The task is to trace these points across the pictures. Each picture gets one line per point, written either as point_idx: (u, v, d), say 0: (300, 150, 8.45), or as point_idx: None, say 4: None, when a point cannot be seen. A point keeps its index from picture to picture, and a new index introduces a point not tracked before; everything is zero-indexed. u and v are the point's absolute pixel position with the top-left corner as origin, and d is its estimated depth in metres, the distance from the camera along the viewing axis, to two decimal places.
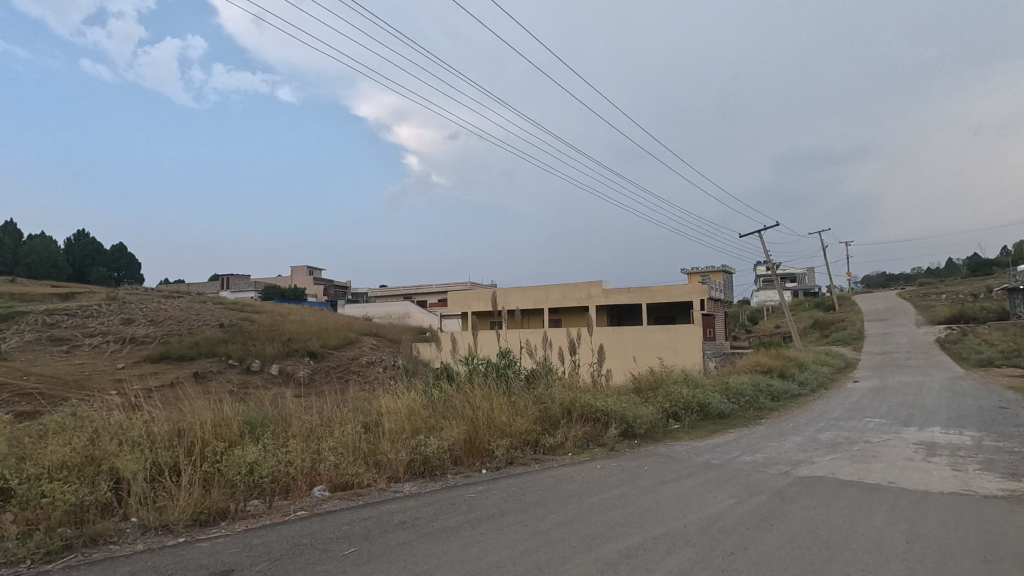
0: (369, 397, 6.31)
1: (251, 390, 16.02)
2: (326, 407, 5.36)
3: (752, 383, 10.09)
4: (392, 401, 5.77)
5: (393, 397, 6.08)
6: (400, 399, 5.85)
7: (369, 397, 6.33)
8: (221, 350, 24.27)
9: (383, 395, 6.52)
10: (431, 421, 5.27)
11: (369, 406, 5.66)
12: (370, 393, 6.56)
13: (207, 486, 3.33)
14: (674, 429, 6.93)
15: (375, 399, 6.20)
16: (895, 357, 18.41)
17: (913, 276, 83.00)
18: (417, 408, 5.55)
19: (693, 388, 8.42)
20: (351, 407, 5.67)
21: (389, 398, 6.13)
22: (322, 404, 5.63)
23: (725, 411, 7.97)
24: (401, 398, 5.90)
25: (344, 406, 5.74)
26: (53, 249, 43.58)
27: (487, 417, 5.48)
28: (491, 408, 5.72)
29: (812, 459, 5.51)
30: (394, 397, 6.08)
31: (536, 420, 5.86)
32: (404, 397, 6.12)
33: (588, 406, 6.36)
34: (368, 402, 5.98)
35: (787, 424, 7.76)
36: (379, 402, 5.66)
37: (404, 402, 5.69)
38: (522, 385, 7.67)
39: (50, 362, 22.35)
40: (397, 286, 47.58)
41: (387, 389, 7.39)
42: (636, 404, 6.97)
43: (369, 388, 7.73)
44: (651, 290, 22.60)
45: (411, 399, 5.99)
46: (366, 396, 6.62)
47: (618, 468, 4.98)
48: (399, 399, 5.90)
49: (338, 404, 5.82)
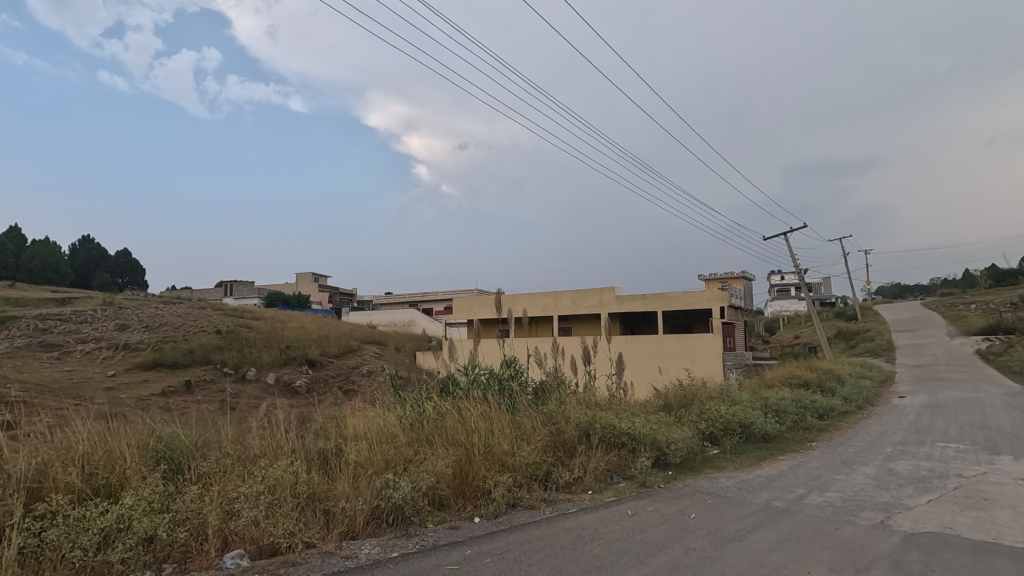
0: (344, 414, 5.17)
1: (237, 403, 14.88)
2: (279, 428, 4.22)
3: (794, 399, 8.78)
4: (367, 420, 4.64)
5: (370, 414, 4.96)
6: (377, 417, 4.73)
7: (344, 413, 5.23)
8: (216, 358, 23.25)
9: (361, 411, 5.40)
10: (413, 450, 4.10)
11: (337, 427, 4.52)
12: (345, 408, 5.43)
13: (35, 568, 2.17)
14: (714, 456, 5.69)
15: (351, 415, 5.08)
16: (936, 370, 16.97)
17: (932, 287, 80.90)
18: (397, 433, 4.39)
19: (730, 405, 7.14)
20: (316, 428, 4.55)
21: (364, 416, 4.99)
22: (280, 422, 4.52)
23: (771, 433, 6.68)
24: (379, 416, 4.78)
25: (309, 426, 4.63)
26: (56, 254, 43.09)
27: (485, 443, 4.31)
28: (491, 431, 4.53)
29: (906, 503, 4.22)
30: (372, 415, 4.94)
31: (546, 447, 4.63)
32: (382, 416, 4.96)
33: (611, 429, 5.13)
34: (339, 420, 4.86)
35: (848, 451, 6.46)
36: (350, 421, 4.54)
37: (384, 422, 4.57)
38: (530, 401, 6.43)
39: (39, 369, 21.41)
40: (403, 294, 46.64)
41: (369, 403, 6.18)
42: (669, 426, 5.71)
43: (349, 403, 6.53)
44: (667, 297, 21.30)
45: (393, 417, 4.86)
46: (343, 413, 5.50)
47: (657, 515, 3.73)
48: (376, 417, 4.77)
49: (301, 424, 4.71)
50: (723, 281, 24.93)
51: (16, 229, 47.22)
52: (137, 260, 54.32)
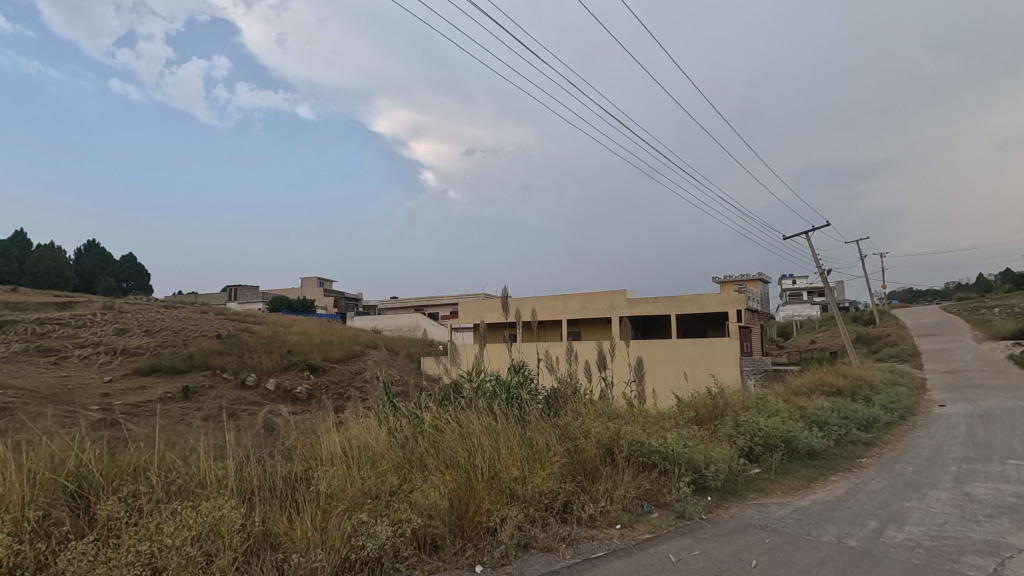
0: (323, 426, 4.46)
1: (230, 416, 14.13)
2: (238, 449, 3.49)
3: (833, 408, 7.94)
4: (350, 439, 3.90)
5: (353, 429, 4.23)
6: (362, 433, 3.99)
7: (326, 425, 4.53)
8: (215, 363, 22.61)
9: (346, 426, 4.68)
10: (403, 479, 3.34)
11: (311, 448, 3.78)
12: (326, 419, 4.70)
13: None
14: (757, 478, 4.86)
15: (332, 428, 4.36)
16: (969, 376, 16.01)
17: (946, 291, 79.36)
18: (382, 455, 3.64)
19: (768, 417, 6.31)
20: (285, 451, 3.81)
21: (347, 431, 4.26)
22: (243, 441, 3.79)
23: (817, 449, 5.84)
24: (364, 432, 4.02)
25: (279, 446, 3.91)
26: (61, 259, 42.83)
27: (490, 468, 3.56)
28: (497, 451, 3.77)
29: (1014, 544, 3.38)
30: (355, 430, 4.20)
31: (564, 471, 3.84)
32: (368, 431, 4.21)
33: (639, 446, 4.34)
34: (317, 435, 4.14)
35: (909, 471, 5.62)
36: (328, 439, 3.79)
37: (366, 441, 3.82)
38: (542, 412, 5.63)
39: (34, 375, 20.84)
40: (409, 299, 46.00)
41: (356, 416, 5.39)
42: (704, 441, 4.92)
43: (336, 416, 5.74)
44: (681, 300, 20.44)
45: (380, 433, 4.12)
46: (325, 426, 4.78)
47: (709, 563, 2.92)
48: (359, 434, 4.01)
49: (268, 445, 3.98)
50: (739, 283, 24.05)
51: (21, 234, 47.06)
52: (142, 265, 54.08)
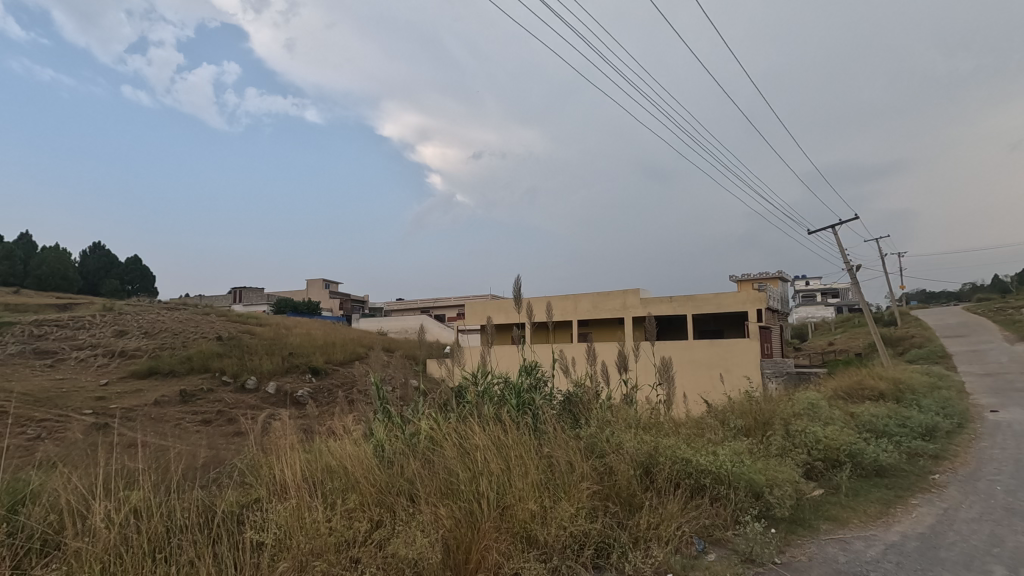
0: (290, 442, 3.74)
1: (222, 428, 13.37)
2: (163, 484, 2.78)
3: (887, 415, 7.01)
4: (316, 462, 3.14)
5: (323, 446, 3.51)
6: (333, 455, 3.23)
7: (294, 440, 3.82)
8: (214, 366, 21.89)
9: (320, 441, 3.97)
10: (381, 523, 2.52)
11: (263, 468, 3.08)
12: (301, 435, 3.94)
13: None
14: (826, 502, 3.97)
15: (300, 446, 3.64)
16: (1012, 379, 14.96)
17: (962, 292, 77.65)
18: (354, 483, 2.86)
19: (822, 426, 5.39)
20: (231, 480, 3.09)
21: (317, 450, 3.50)
22: (177, 473, 3.08)
23: (886, 464, 4.92)
24: (335, 451, 3.29)
25: (235, 473, 3.20)
26: (65, 261, 42.47)
27: (498, 503, 2.74)
28: (505, 477, 2.94)
29: None
30: (326, 449, 3.46)
31: (592, 499, 3.01)
32: (345, 449, 3.42)
33: (685, 465, 3.51)
34: (277, 449, 3.44)
35: (1001, 492, 4.70)
36: (283, 455, 3.07)
37: (334, 467, 3.07)
38: (560, 421, 4.75)
39: (28, 377, 20.19)
40: (415, 302, 45.29)
41: (338, 431, 4.53)
42: (759, 455, 4.05)
43: (314, 431, 4.86)
44: (698, 299, 19.48)
45: (358, 449, 3.38)
46: (294, 440, 4.08)
47: None
48: (327, 455, 3.27)
49: (215, 474, 3.29)
50: (757, 283, 23.06)
51: (25, 236, 46.76)
52: (146, 267, 53.69)
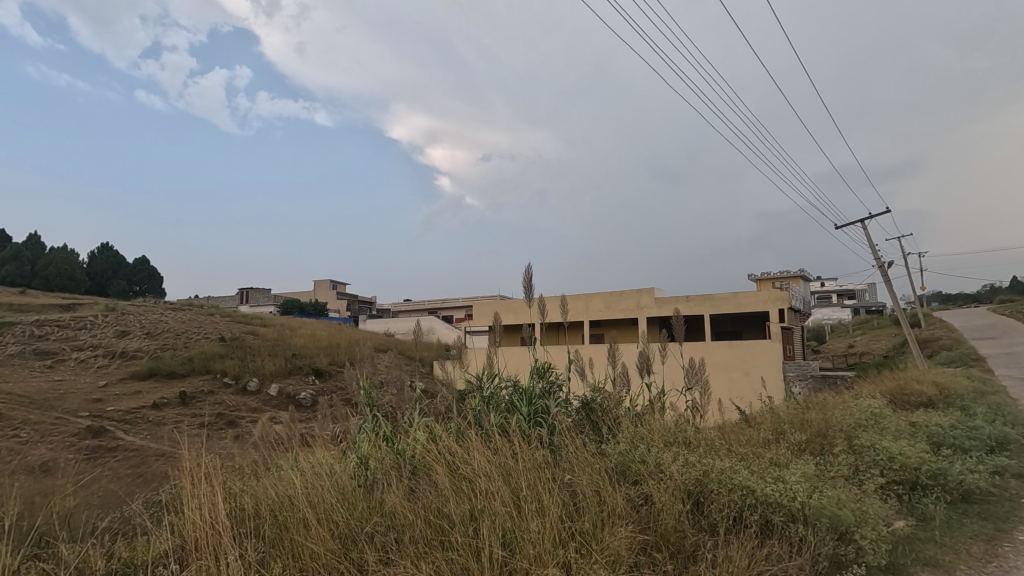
0: (230, 472, 3.09)
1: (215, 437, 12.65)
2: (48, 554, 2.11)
3: (951, 424, 6.11)
4: (261, 510, 2.45)
5: (271, 481, 2.82)
6: (284, 493, 2.54)
7: (238, 474, 3.16)
8: (216, 367, 21.25)
9: (270, 472, 3.30)
10: None
11: (183, 510, 2.43)
12: (261, 473, 3.24)
13: None
14: (917, 539, 3.15)
15: (243, 480, 2.98)
16: None
17: (981, 295, 76.03)
18: (302, 535, 2.16)
19: (892, 439, 4.52)
20: (147, 532, 2.43)
21: (274, 484, 2.81)
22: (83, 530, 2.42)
23: (975, 489, 4.04)
24: (281, 485, 2.60)
25: (161, 520, 2.50)
26: (73, 261, 42.24)
27: (506, 566, 1.99)
28: (512, 525, 2.18)
29: None
30: (278, 483, 2.78)
31: (630, 550, 2.22)
32: (308, 485, 2.69)
33: (745, 494, 2.76)
34: (203, 476, 2.79)
35: None
36: (210, 488, 2.40)
37: (281, 516, 2.38)
38: (580, 435, 3.94)
39: (26, 378, 19.69)
40: (423, 304, 44.73)
41: (313, 454, 3.77)
42: (834, 481, 3.23)
43: (290, 453, 4.13)
44: (716, 299, 18.56)
45: (315, 480, 2.68)
46: (238, 473, 3.44)
47: None
48: (272, 493, 2.58)
49: (131, 522, 2.64)
50: (778, 282, 22.08)
51: (34, 236, 46.69)
52: (154, 267, 53.56)
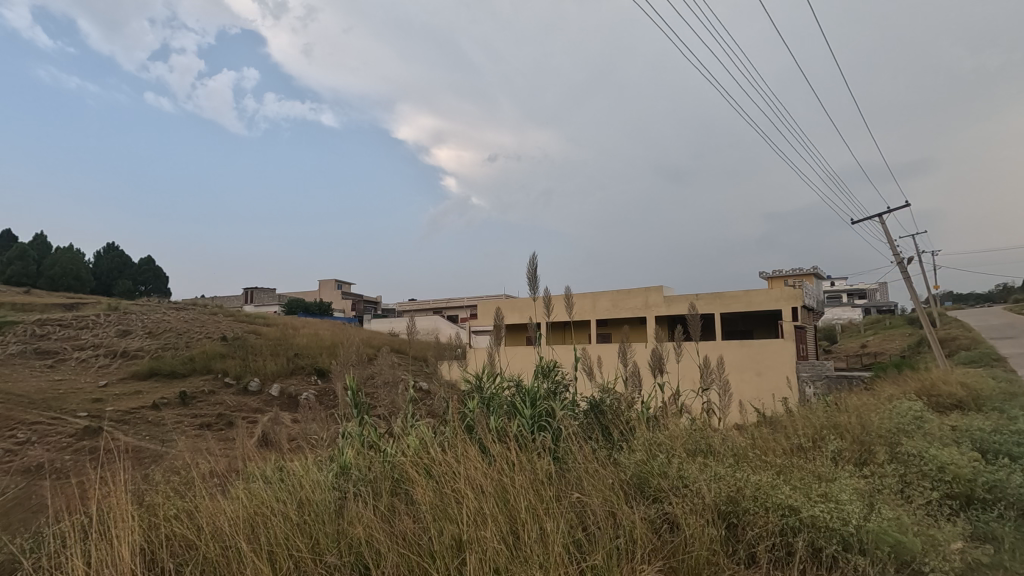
0: (181, 499, 2.70)
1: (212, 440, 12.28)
2: None
3: (994, 428, 5.59)
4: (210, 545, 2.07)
5: (227, 502, 2.44)
6: (239, 521, 2.15)
7: (187, 500, 2.77)
8: (217, 366, 20.93)
9: (227, 492, 2.90)
10: None
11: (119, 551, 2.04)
12: (225, 491, 2.84)
13: None
14: (986, 567, 2.68)
15: (193, 510, 2.59)
16: None
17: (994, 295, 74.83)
18: None
19: (940, 446, 4.04)
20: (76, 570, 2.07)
21: (231, 507, 2.41)
22: None
23: None
24: (234, 510, 2.22)
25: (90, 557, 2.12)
26: (78, 261, 42.18)
27: None
28: (505, 564, 1.75)
29: None
30: (236, 506, 2.39)
31: None
32: (266, 511, 2.28)
33: (787, 515, 2.32)
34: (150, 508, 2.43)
35: None
36: None
37: (226, 557, 2.00)
38: (590, 442, 3.51)
39: (26, 378, 19.45)
40: (428, 303, 44.37)
41: (289, 464, 3.37)
42: (885, 496, 2.78)
43: (266, 460, 3.73)
44: (727, 297, 18.06)
45: (273, 505, 2.28)
46: (192, 494, 3.05)
47: None
48: (221, 521, 2.20)
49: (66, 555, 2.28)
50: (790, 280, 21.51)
51: (41, 236, 46.74)
52: (160, 268, 53.52)
